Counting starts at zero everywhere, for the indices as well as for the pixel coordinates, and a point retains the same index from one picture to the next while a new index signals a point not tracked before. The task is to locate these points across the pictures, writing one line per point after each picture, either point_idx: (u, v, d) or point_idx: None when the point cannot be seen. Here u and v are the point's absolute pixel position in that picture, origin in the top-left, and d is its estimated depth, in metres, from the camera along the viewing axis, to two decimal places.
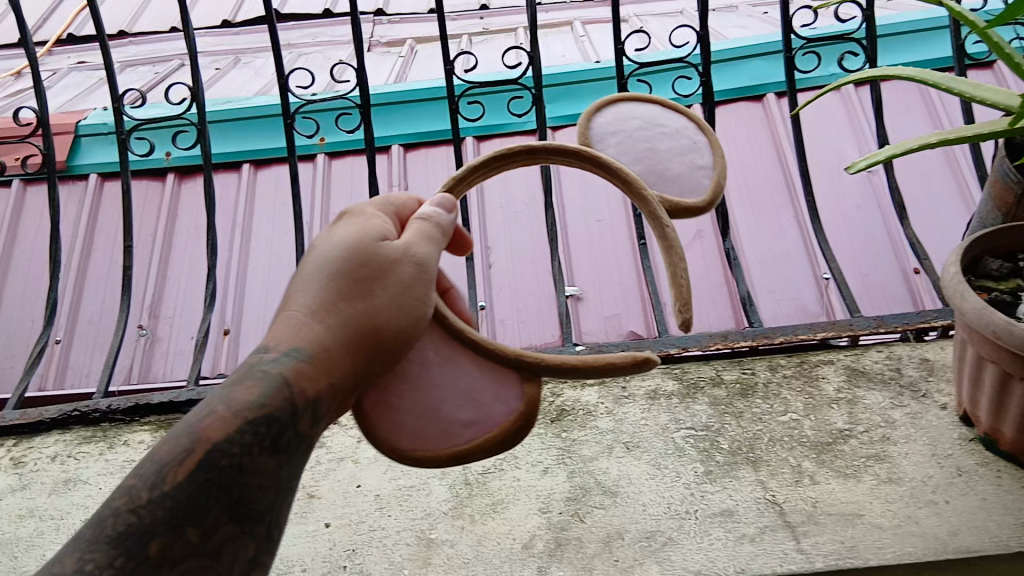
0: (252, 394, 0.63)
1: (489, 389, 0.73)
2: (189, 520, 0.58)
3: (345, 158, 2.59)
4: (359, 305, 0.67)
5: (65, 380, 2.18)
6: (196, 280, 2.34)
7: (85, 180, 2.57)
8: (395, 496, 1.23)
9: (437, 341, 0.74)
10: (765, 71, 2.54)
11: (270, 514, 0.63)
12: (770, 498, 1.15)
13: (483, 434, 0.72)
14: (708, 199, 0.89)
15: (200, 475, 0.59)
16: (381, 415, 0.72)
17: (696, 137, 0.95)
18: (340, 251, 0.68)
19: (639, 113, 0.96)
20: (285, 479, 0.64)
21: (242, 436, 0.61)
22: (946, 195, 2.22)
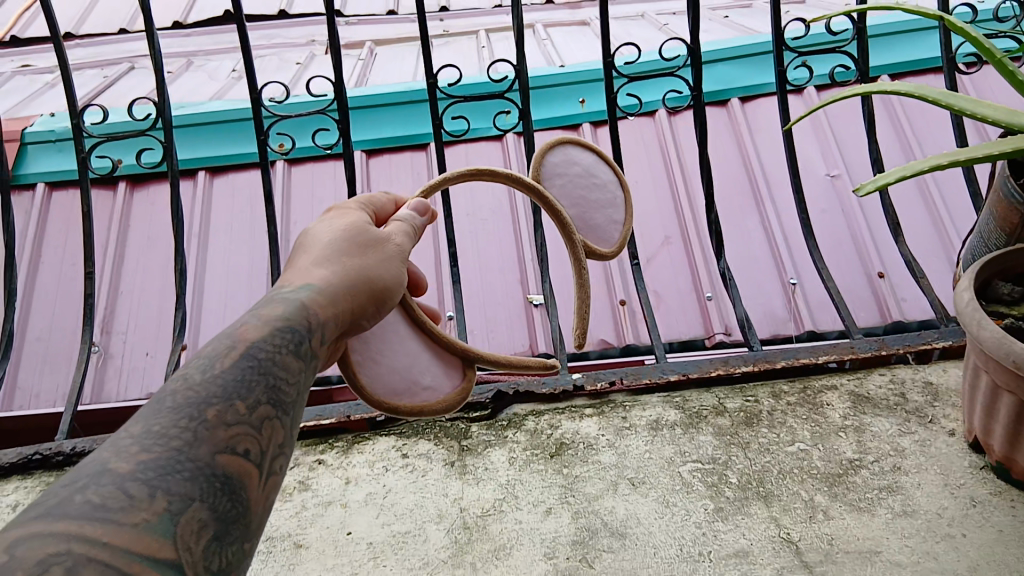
0: (276, 313, 0.76)
1: (444, 367, 0.97)
2: (236, 395, 0.66)
3: (306, 166, 2.50)
4: (355, 255, 0.83)
5: (14, 402, 2.05)
6: (152, 295, 2.23)
7: (33, 190, 2.44)
8: (389, 543, 1.15)
9: (410, 323, 0.96)
10: (731, 75, 2.62)
11: (295, 409, 0.72)
12: (784, 536, 1.10)
13: (436, 398, 0.95)
14: (615, 249, 1.06)
15: (244, 361, 0.69)
16: (366, 368, 0.91)
17: (616, 194, 1.11)
18: (341, 220, 0.85)
19: (581, 159, 1.09)
20: (302, 390, 0.74)
21: (273, 340, 0.73)
22: (918, 220, 2.26)
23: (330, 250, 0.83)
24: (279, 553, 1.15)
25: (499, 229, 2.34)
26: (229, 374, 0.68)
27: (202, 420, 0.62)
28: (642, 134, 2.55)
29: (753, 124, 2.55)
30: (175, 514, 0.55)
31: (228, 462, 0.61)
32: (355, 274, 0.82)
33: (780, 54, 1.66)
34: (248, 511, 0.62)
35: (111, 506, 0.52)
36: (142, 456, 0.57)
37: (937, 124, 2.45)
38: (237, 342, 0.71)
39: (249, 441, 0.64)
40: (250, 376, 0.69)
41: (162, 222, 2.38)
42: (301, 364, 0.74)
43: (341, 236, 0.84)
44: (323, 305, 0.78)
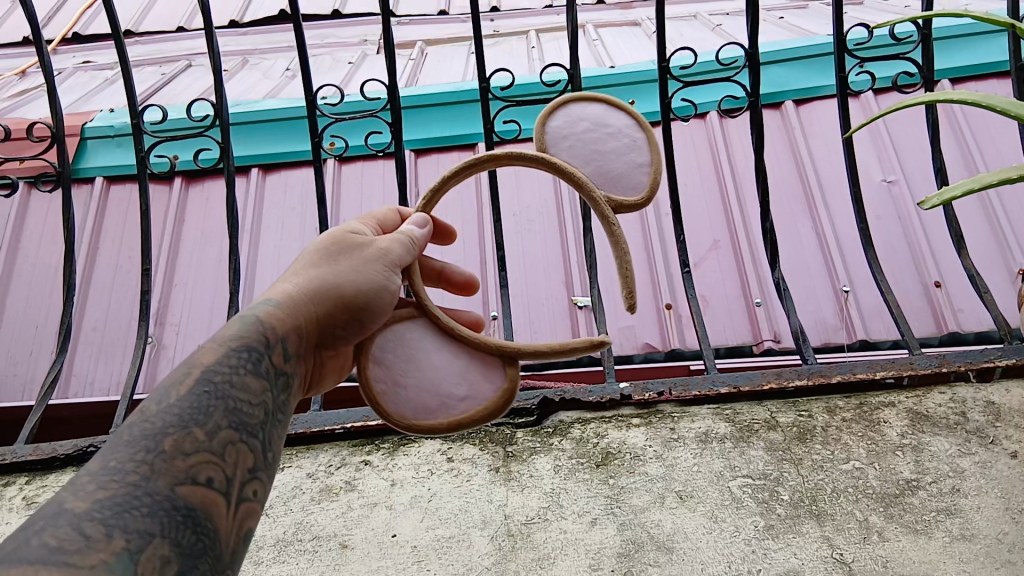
0: (233, 334, 0.83)
1: (480, 372, 0.95)
2: (194, 422, 0.72)
3: (356, 164, 2.52)
4: (326, 266, 0.92)
5: (69, 390, 2.10)
6: (204, 288, 2.27)
7: (92, 183, 2.51)
8: (433, 548, 1.15)
9: (439, 333, 0.97)
10: (784, 78, 2.58)
11: (263, 429, 0.78)
12: (837, 557, 1.08)
13: (474, 406, 0.94)
14: (646, 196, 1.01)
15: (198, 388, 0.75)
16: (392, 394, 0.93)
17: (636, 135, 1.05)
18: (325, 236, 0.96)
19: (586, 112, 1.05)
20: (270, 408, 0.81)
21: (228, 362, 0.79)
22: (981, 234, 2.19)
23: (307, 265, 0.93)
24: (325, 553, 1.16)
25: (546, 230, 2.33)
26: (185, 404, 0.73)
27: (159, 452, 0.68)
28: (693, 138, 2.51)
29: (807, 126, 2.51)
30: (134, 552, 0.59)
31: (188, 493, 0.67)
32: (319, 284, 0.90)
33: (841, 59, 1.61)
34: (216, 541, 0.67)
35: (67, 549, 0.56)
36: (99, 495, 0.62)
37: (998, 130, 2.38)
38: (193, 368, 0.77)
39: (211, 470, 0.70)
40: (208, 401, 0.74)
41: (216, 217, 2.42)
42: (262, 384, 0.80)
43: (319, 252, 0.93)
44: (280, 321, 0.86)
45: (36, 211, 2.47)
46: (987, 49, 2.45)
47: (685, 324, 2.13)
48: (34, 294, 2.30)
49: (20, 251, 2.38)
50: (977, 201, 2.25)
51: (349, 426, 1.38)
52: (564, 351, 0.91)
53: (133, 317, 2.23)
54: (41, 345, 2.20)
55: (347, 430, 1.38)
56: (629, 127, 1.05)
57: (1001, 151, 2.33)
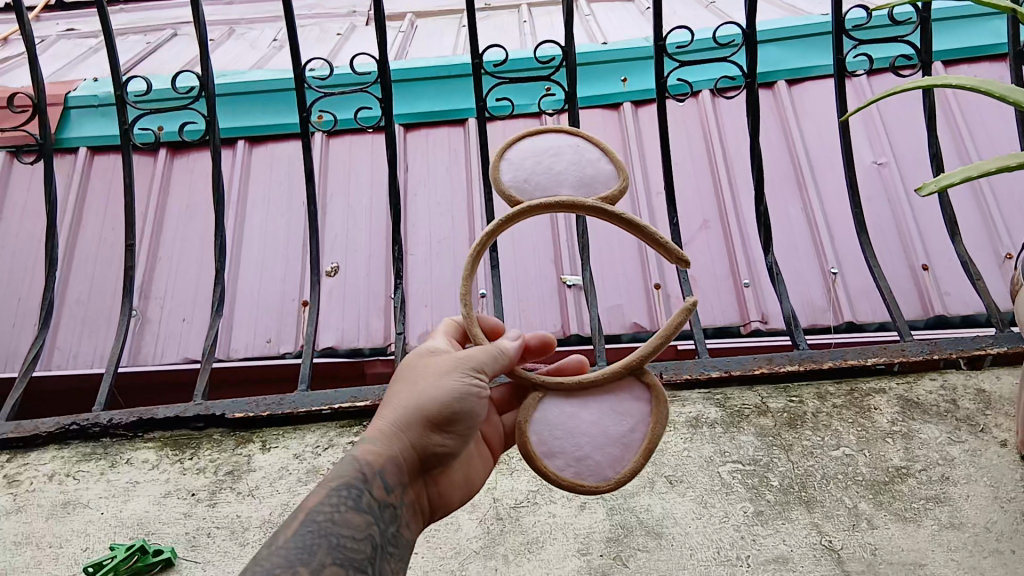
0: (333, 475, 0.85)
1: (627, 400, 0.96)
2: (299, 561, 0.74)
3: (344, 138, 2.49)
4: (408, 391, 0.90)
5: (51, 362, 2.08)
6: (190, 263, 2.24)
7: (75, 154, 2.47)
8: (422, 530, 1.14)
9: (571, 396, 0.97)
10: (779, 58, 2.55)
11: (371, 565, 0.80)
12: (826, 544, 1.08)
13: (645, 427, 0.95)
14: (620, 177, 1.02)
15: (304, 530, 0.77)
16: (583, 469, 0.93)
17: (572, 142, 1.06)
18: (405, 369, 0.95)
19: (524, 153, 1.05)
20: (378, 541, 0.83)
21: (329, 502, 0.81)
22: (970, 219, 2.18)
23: (393, 397, 0.92)
24: None
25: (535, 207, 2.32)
26: (292, 544, 0.75)
27: None
28: (685, 117, 2.49)
29: (798, 107, 2.49)
30: None
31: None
32: (403, 412, 0.88)
33: (839, 41, 1.58)
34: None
35: None
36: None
37: (991, 116, 2.36)
38: (299, 512, 0.80)
39: None
40: (314, 540, 0.77)
41: (201, 190, 2.38)
42: (365, 519, 0.82)
43: (402, 383, 0.93)
44: (376, 454, 0.87)
45: (18, 183, 2.42)
46: (984, 32, 2.43)
47: (671, 301, 2.12)
48: (16, 267, 2.26)
49: (3, 223, 2.34)
50: (969, 189, 2.24)
51: (335, 407, 1.35)
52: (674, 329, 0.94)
53: (116, 290, 2.20)
54: (23, 317, 2.16)
55: (333, 411, 1.35)
56: (563, 140, 1.06)
57: (994, 138, 2.31)
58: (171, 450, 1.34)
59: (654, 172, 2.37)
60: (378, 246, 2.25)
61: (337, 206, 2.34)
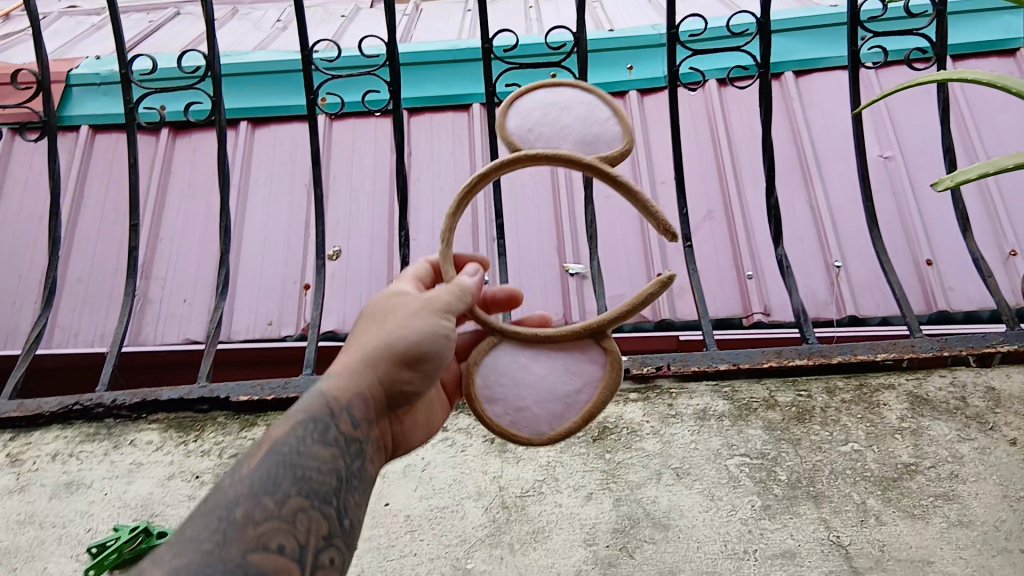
0: (301, 407, 0.82)
1: (583, 359, 0.91)
2: (264, 492, 0.72)
3: (348, 121, 2.47)
4: (376, 331, 0.87)
5: (52, 341, 2.07)
6: (191, 244, 2.23)
7: (77, 131, 2.45)
8: (426, 517, 1.14)
9: (528, 346, 0.91)
10: (781, 50, 2.54)
11: (337, 495, 0.77)
12: (834, 539, 1.07)
13: (595, 390, 0.90)
14: (626, 141, 1.00)
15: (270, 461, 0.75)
16: (520, 420, 0.89)
17: (586, 98, 1.03)
18: (371, 308, 0.91)
19: (536, 102, 1.03)
20: (344, 474, 0.79)
21: (296, 434, 0.79)
22: (976, 214, 2.17)
23: (360, 336, 0.88)
24: None
25: (538, 194, 2.30)
26: (257, 474, 0.74)
27: (232, 522, 0.69)
28: (692, 106, 2.47)
29: (805, 98, 2.47)
30: None
31: (260, 560, 0.68)
32: (372, 350, 0.85)
33: (855, 33, 1.56)
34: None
35: None
36: (176, 562, 0.65)
37: (1000, 112, 2.34)
38: (263, 444, 0.78)
39: (283, 537, 0.70)
40: (281, 470, 0.75)
41: (204, 170, 2.37)
42: (332, 452, 0.79)
43: (370, 320, 0.89)
44: (342, 390, 0.84)
45: (21, 158, 2.41)
46: (993, 28, 2.41)
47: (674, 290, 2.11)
48: (18, 243, 2.25)
49: (5, 197, 2.33)
50: (975, 186, 2.22)
51: None
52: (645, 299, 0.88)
53: (118, 270, 2.19)
54: (25, 295, 2.15)
55: None
56: (577, 95, 1.04)
57: (1002, 133, 2.29)
58: (175, 432, 1.33)
59: (661, 161, 2.35)
60: (381, 230, 2.23)
61: (340, 189, 2.32)
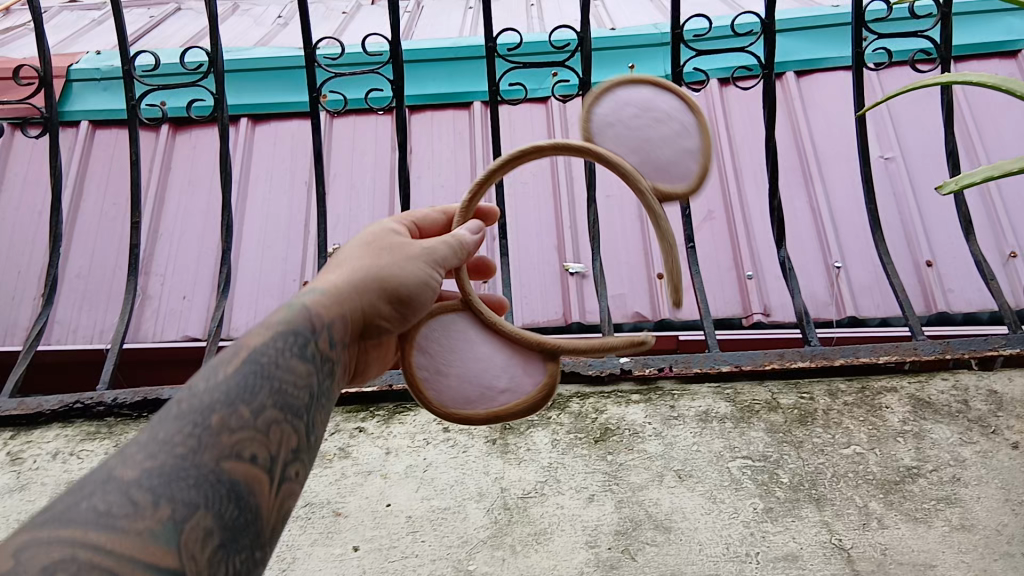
0: (278, 318, 0.75)
1: (522, 367, 0.93)
2: (240, 400, 0.65)
3: (349, 118, 2.46)
4: (371, 259, 0.85)
5: (51, 337, 2.06)
6: (191, 240, 2.22)
7: (77, 127, 2.44)
8: (428, 519, 1.13)
9: (488, 328, 0.95)
10: (787, 49, 2.53)
11: (308, 412, 0.71)
12: (836, 542, 1.07)
13: (516, 399, 0.92)
14: (693, 185, 0.94)
15: (247, 368, 0.67)
16: (435, 382, 0.91)
17: (685, 117, 0.96)
18: (365, 237, 0.89)
19: (635, 95, 0.97)
20: (316, 392, 0.73)
21: (275, 345, 0.71)
22: (977, 216, 2.17)
23: (350, 258, 0.86)
24: (317, 520, 1.15)
25: (539, 192, 2.30)
26: (232, 381, 0.66)
27: (206, 428, 0.61)
28: (694, 105, 2.46)
29: (808, 98, 2.47)
30: (179, 522, 0.54)
31: (234, 468, 0.61)
32: (364, 274, 0.83)
33: (859, 33, 1.55)
34: (258, 516, 0.62)
35: (116, 514, 0.52)
36: (147, 463, 0.56)
37: (1003, 114, 2.34)
38: (239, 349, 0.69)
39: (255, 446, 0.63)
40: (255, 379, 0.67)
41: (205, 165, 2.36)
42: (308, 368, 0.72)
43: (365, 247, 0.87)
44: (327, 306, 0.78)
45: (20, 153, 2.40)
46: (996, 30, 2.41)
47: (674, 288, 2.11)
48: (17, 237, 2.25)
49: (4, 192, 2.33)
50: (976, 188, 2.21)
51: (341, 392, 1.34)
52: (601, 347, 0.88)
53: (117, 266, 2.18)
54: (24, 291, 2.14)
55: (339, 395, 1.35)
56: (678, 107, 0.97)
57: (1005, 135, 2.29)
58: None
59: None
60: None
61: (341, 186, 2.32)
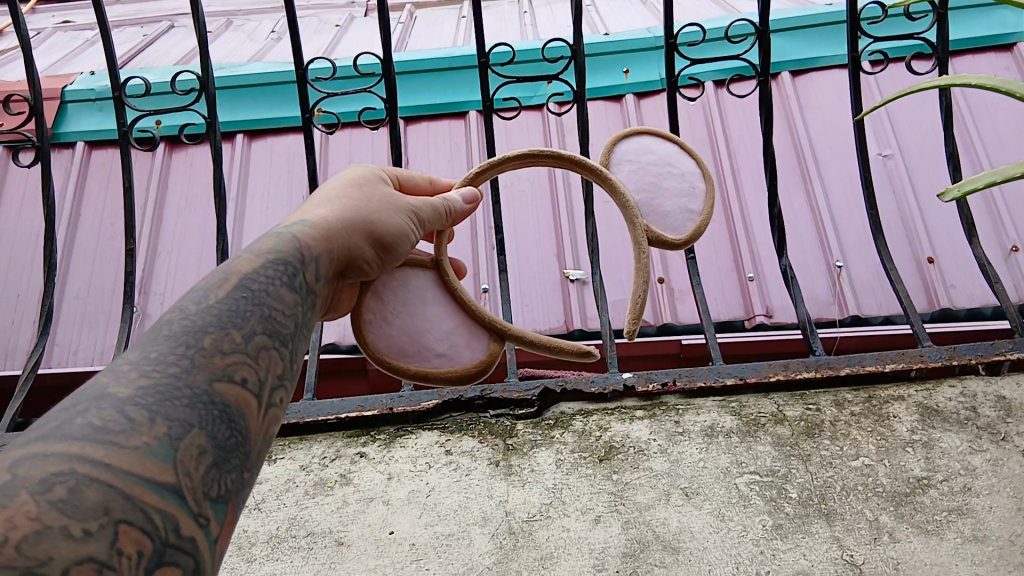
0: (268, 246, 0.81)
1: (465, 337, 0.99)
2: (231, 324, 0.70)
3: (344, 132, 2.45)
4: (360, 202, 0.91)
5: (51, 359, 2.05)
6: (189, 259, 2.20)
7: (72, 148, 2.43)
8: (432, 546, 1.12)
9: (444, 289, 1.00)
10: (781, 49, 2.52)
11: (292, 340, 0.76)
12: (848, 559, 1.06)
13: (449, 366, 0.97)
14: (686, 238, 1.03)
15: (237, 294, 0.73)
16: (378, 327, 0.97)
17: (697, 184, 1.09)
18: (357, 178, 0.95)
19: (656, 149, 1.10)
20: (301, 322, 0.79)
21: (265, 273, 0.77)
22: (977, 209, 2.16)
23: (340, 195, 0.92)
24: (320, 550, 1.13)
25: (537, 200, 2.29)
26: (223, 306, 0.72)
27: (199, 348, 0.66)
28: (690, 108, 2.46)
29: (804, 100, 2.45)
30: (175, 439, 0.58)
31: (225, 390, 0.65)
32: (353, 216, 0.90)
33: (855, 35, 1.54)
34: (247, 439, 0.65)
35: (112, 429, 0.55)
36: (141, 382, 0.60)
37: (1000, 111, 2.32)
38: (230, 275, 0.75)
39: (246, 370, 0.68)
40: (246, 306, 0.73)
41: (200, 183, 2.35)
42: (296, 298, 0.78)
43: (355, 188, 0.93)
44: (317, 240, 0.84)
45: (14, 176, 2.39)
46: (990, 26, 2.40)
47: (674, 291, 2.10)
48: (15, 260, 2.23)
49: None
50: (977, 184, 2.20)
51: (341, 416, 1.33)
52: (552, 349, 0.95)
53: (116, 286, 2.17)
54: (23, 314, 2.13)
55: (339, 420, 1.33)
56: (689, 167, 1.11)
57: (1003, 130, 2.28)
58: None
59: None
60: None
61: None
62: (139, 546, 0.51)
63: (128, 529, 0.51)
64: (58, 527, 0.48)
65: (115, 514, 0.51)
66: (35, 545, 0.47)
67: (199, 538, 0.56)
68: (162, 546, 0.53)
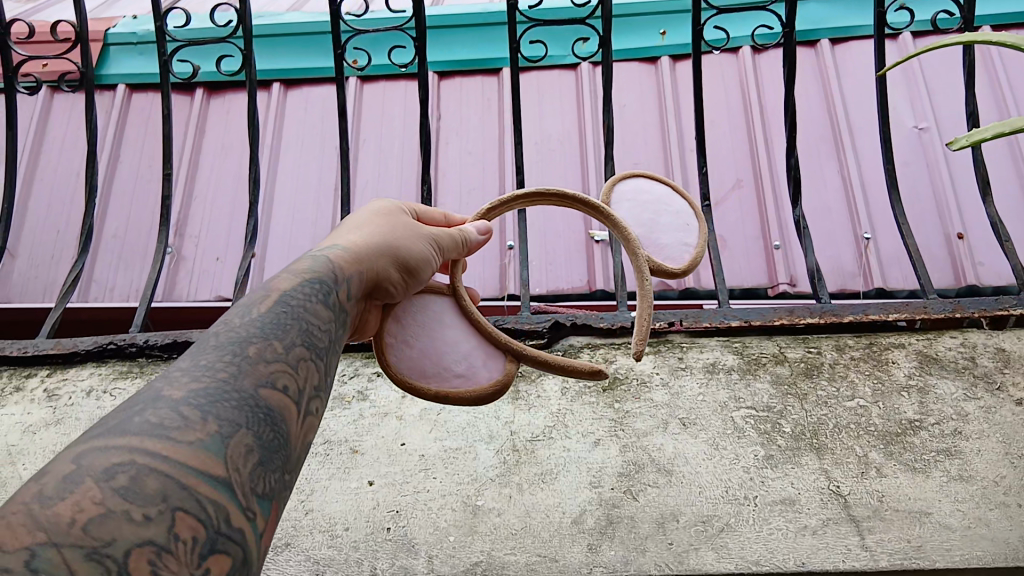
0: (306, 269, 0.82)
1: (484, 358, 0.96)
2: (274, 336, 0.71)
3: (378, 84, 2.50)
4: (387, 230, 0.92)
5: (89, 294, 2.13)
6: (222, 205, 2.27)
7: (114, 90, 2.51)
8: (440, 457, 1.18)
9: (462, 313, 0.98)
10: (817, 16, 2.52)
11: (327, 353, 0.75)
12: (834, 489, 1.10)
13: (469, 386, 0.94)
14: (684, 267, 1.04)
15: (278, 308, 0.75)
16: (399, 350, 0.95)
17: (692, 225, 1.12)
18: (380, 210, 0.95)
19: (652, 190, 1.14)
20: (337, 341, 0.79)
21: (302, 292, 0.78)
22: (1004, 177, 2.16)
23: (368, 225, 0.92)
24: (335, 456, 1.20)
25: (566, 161, 2.32)
26: (267, 318, 0.73)
27: (244, 356, 0.67)
28: (721, 69, 2.47)
29: (842, 66, 2.44)
30: (225, 435, 0.58)
31: (269, 395, 0.65)
32: (380, 244, 0.90)
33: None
34: (288, 443, 0.64)
35: (168, 425, 0.56)
36: (193, 385, 0.61)
37: None
38: (270, 292, 0.77)
39: (286, 378, 0.68)
40: (285, 320, 0.74)
41: (236, 131, 2.42)
42: (331, 315, 0.78)
43: (380, 219, 0.93)
44: (348, 263, 0.85)
45: (59, 116, 2.47)
46: None
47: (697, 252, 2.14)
48: (56, 200, 2.32)
49: (42, 155, 2.40)
50: (1008, 158, 2.19)
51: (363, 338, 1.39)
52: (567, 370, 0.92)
53: (152, 225, 2.25)
54: (62, 249, 2.22)
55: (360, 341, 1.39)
56: (684, 209, 1.14)
57: None
58: None
59: (685, 123, 2.36)
60: (410, 186, 2.27)
61: (369, 151, 2.36)
62: (194, 532, 0.52)
63: (185, 515, 0.52)
64: (121, 511, 0.49)
65: (173, 501, 0.52)
66: (101, 526, 0.48)
67: (247, 530, 0.56)
68: (214, 535, 0.53)
